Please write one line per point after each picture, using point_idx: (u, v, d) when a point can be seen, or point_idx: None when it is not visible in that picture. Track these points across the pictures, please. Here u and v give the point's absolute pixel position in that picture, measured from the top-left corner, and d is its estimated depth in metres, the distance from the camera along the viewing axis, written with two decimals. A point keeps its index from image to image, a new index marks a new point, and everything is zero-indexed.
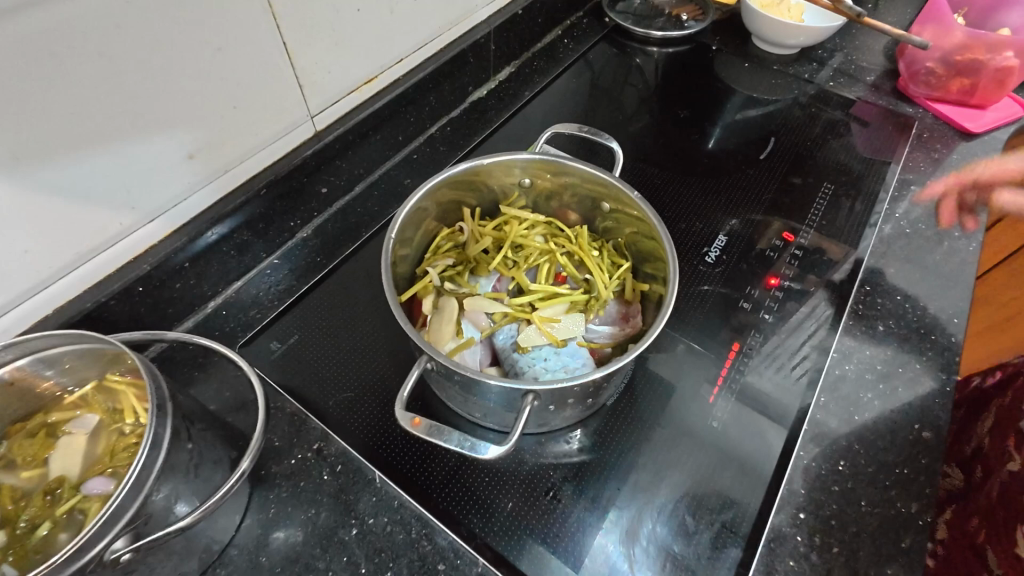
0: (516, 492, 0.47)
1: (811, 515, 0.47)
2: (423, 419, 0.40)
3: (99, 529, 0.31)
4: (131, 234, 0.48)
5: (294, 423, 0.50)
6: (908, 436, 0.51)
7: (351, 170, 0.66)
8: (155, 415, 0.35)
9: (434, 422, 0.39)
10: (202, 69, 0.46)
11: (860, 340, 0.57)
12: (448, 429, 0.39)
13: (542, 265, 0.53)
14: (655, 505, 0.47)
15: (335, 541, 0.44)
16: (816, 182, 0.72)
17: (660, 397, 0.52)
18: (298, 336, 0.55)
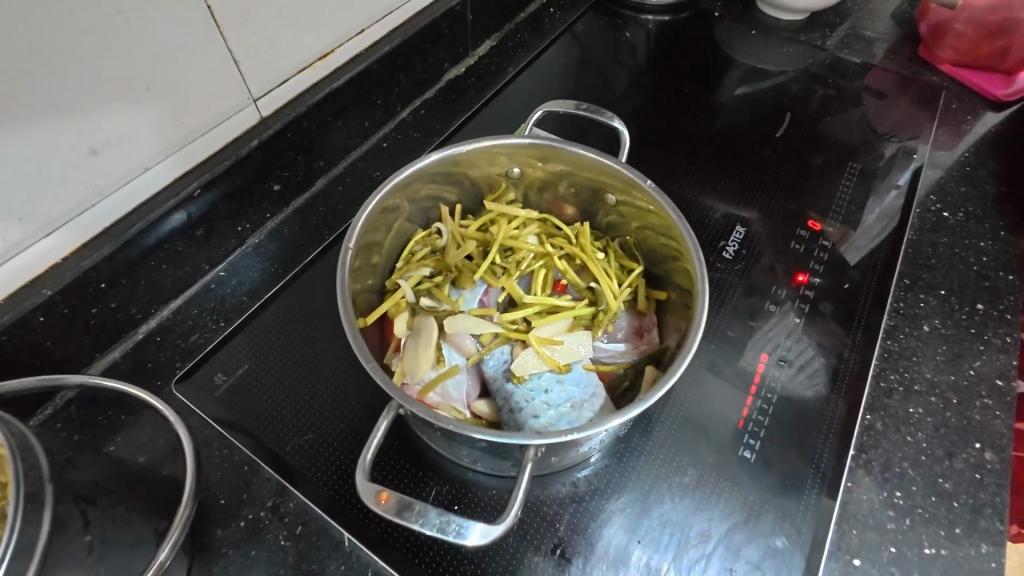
0: (516, 550, 0.39)
1: (867, 561, 0.39)
2: (391, 492, 0.32)
3: None
4: (23, 252, 0.39)
5: (244, 475, 0.41)
6: (968, 458, 0.43)
7: (309, 163, 0.56)
8: None
9: (405, 496, 0.32)
10: (94, 41, 0.36)
11: (905, 344, 0.49)
12: (421, 507, 0.32)
13: (537, 271, 0.45)
14: (682, 560, 0.39)
15: None
16: (839, 161, 0.64)
17: (680, 423, 0.44)
18: (248, 365, 0.46)
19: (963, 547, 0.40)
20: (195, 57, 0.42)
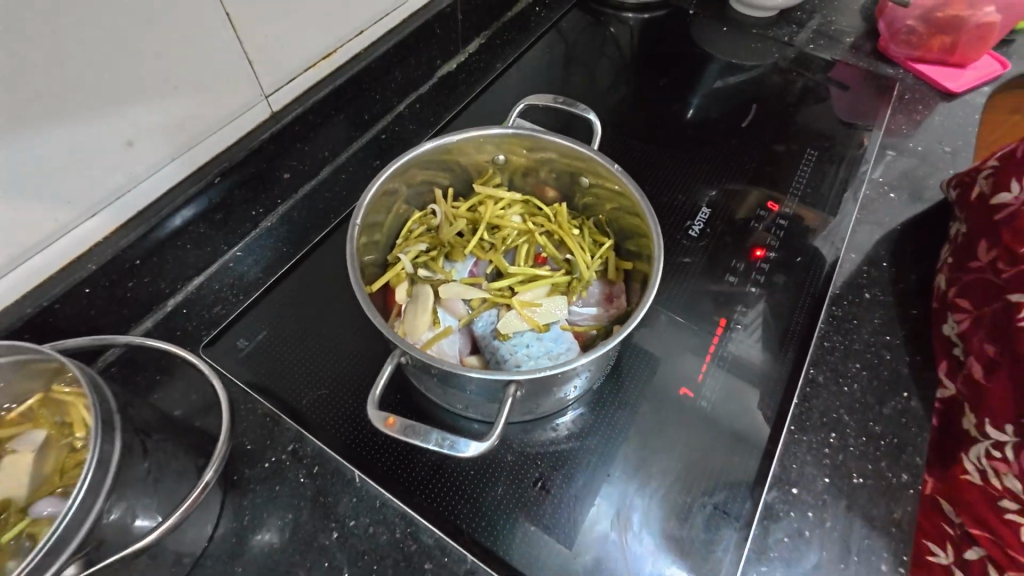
0: (504, 484, 0.45)
1: (803, 490, 0.46)
2: (397, 419, 0.38)
3: (44, 558, 0.29)
4: (71, 232, 0.44)
5: (267, 424, 0.47)
6: (896, 405, 0.50)
7: (315, 153, 0.61)
8: (102, 431, 0.33)
9: (409, 421, 0.38)
10: (133, 45, 0.42)
11: (848, 309, 0.55)
12: (424, 428, 0.38)
13: (521, 246, 0.51)
14: (645, 491, 0.45)
15: (315, 546, 0.42)
16: (799, 149, 0.71)
17: (646, 378, 0.51)
18: (266, 332, 0.52)
19: (887, 478, 0.46)
20: (215, 57, 0.47)
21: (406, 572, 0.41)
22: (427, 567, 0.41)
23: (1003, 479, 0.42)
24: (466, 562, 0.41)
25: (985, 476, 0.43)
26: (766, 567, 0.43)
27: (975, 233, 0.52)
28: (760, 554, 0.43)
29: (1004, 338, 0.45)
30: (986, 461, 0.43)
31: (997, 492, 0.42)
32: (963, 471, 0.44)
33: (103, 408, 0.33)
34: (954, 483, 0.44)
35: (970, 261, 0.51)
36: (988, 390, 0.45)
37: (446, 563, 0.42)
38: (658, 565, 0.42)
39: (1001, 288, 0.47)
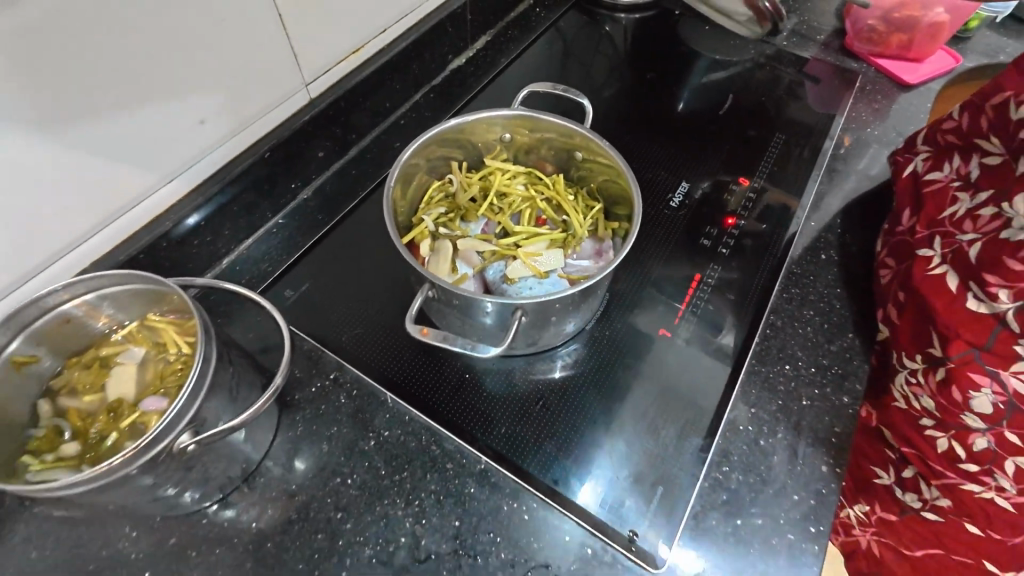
0: (511, 404, 0.55)
1: (761, 409, 0.55)
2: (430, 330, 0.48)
3: (168, 424, 0.38)
4: (153, 195, 0.53)
5: (312, 357, 0.56)
6: (842, 343, 0.59)
7: (345, 135, 0.71)
8: (203, 339, 0.42)
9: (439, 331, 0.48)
10: (210, 40, 0.51)
11: (805, 267, 0.65)
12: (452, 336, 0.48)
13: (525, 210, 0.60)
14: (629, 410, 0.55)
15: (357, 450, 0.51)
16: (769, 133, 0.81)
17: (631, 322, 0.60)
18: (309, 284, 0.61)
19: (830, 400, 0.56)
20: (268, 51, 0.56)
21: (431, 470, 0.50)
22: (449, 466, 0.50)
23: (919, 400, 0.51)
24: (481, 463, 0.50)
25: (903, 398, 0.52)
26: (728, 469, 0.51)
27: (903, 205, 0.61)
28: (724, 458, 0.52)
29: (908, 286, 0.55)
30: (902, 386, 0.53)
31: (917, 413, 0.51)
32: (890, 399, 0.53)
33: (204, 322, 0.43)
34: (884, 410, 0.54)
35: (897, 227, 0.60)
36: (901, 327, 0.54)
37: (465, 464, 0.50)
38: (640, 464, 0.51)
39: (910, 246, 0.57)
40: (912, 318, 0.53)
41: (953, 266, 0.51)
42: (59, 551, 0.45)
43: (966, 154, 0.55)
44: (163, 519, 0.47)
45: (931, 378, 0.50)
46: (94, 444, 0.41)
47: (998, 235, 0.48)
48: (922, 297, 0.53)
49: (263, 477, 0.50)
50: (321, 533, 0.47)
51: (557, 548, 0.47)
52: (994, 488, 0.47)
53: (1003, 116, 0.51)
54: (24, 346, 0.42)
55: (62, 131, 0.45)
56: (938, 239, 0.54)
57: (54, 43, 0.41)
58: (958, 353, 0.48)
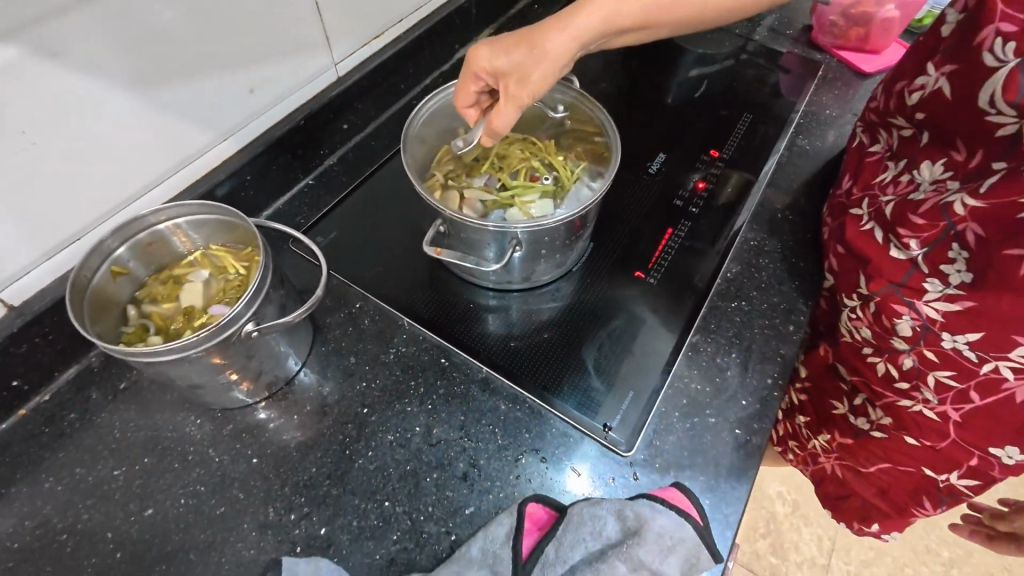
0: (512, 329, 0.65)
1: (719, 335, 0.65)
2: (442, 252, 0.61)
3: (242, 309, 0.48)
4: (210, 150, 0.63)
5: (341, 290, 0.66)
6: (791, 285, 0.69)
7: (366, 111, 0.81)
8: (265, 252, 0.52)
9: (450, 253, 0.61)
10: (259, 18, 0.61)
11: (764, 224, 0.75)
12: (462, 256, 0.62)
13: (523, 170, 0.69)
14: (608, 334, 0.65)
15: (379, 362, 0.61)
16: (739, 113, 0.91)
17: (613, 264, 0.71)
18: (336, 233, 0.72)
19: (778, 329, 0.66)
20: (305, 32, 0.67)
21: (441, 375, 0.60)
22: (457, 374, 0.60)
23: (858, 332, 0.66)
24: (482, 372, 0.61)
25: (850, 333, 0.67)
26: (689, 380, 0.61)
27: (844, 170, 0.70)
28: (687, 372, 0.62)
29: (842, 240, 0.65)
30: (847, 322, 0.67)
31: (858, 344, 0.67)
32: (841, 335, 0.69)
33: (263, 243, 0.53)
34: (841, 349, 0.70)
35: (838, 190, 0.70)
36: (839, 274, 0.65)
37: (469, 372, 0.61)
38: (616, 376, 0.61)
39: (847, 207, 0.66)
40: (850, 268, 0.64)
41: (878, 222, 0.61)
42: (139, 433, 0.55)
43: (887, 128, 0.63)
44: (222, 410, 0.57)
45: (865, 314, 0.64)
46: (173, 338, 0.52)
47: (908, 198, 0.58)
48: (857, 250, 0.63)
49: (302, 382, 0.60)
50: (350, 423, 0.57)
51: (546, 437, 0.57)
52: (921, 400, 0.64)
53: (901, 99, 0.59)
54: (122, 257, 0.52)
55: (147, 90, 0.54)
56: (868, 200, 0.63)
57: (145, 15, 0.51)
58: (880, 289, 0.61)
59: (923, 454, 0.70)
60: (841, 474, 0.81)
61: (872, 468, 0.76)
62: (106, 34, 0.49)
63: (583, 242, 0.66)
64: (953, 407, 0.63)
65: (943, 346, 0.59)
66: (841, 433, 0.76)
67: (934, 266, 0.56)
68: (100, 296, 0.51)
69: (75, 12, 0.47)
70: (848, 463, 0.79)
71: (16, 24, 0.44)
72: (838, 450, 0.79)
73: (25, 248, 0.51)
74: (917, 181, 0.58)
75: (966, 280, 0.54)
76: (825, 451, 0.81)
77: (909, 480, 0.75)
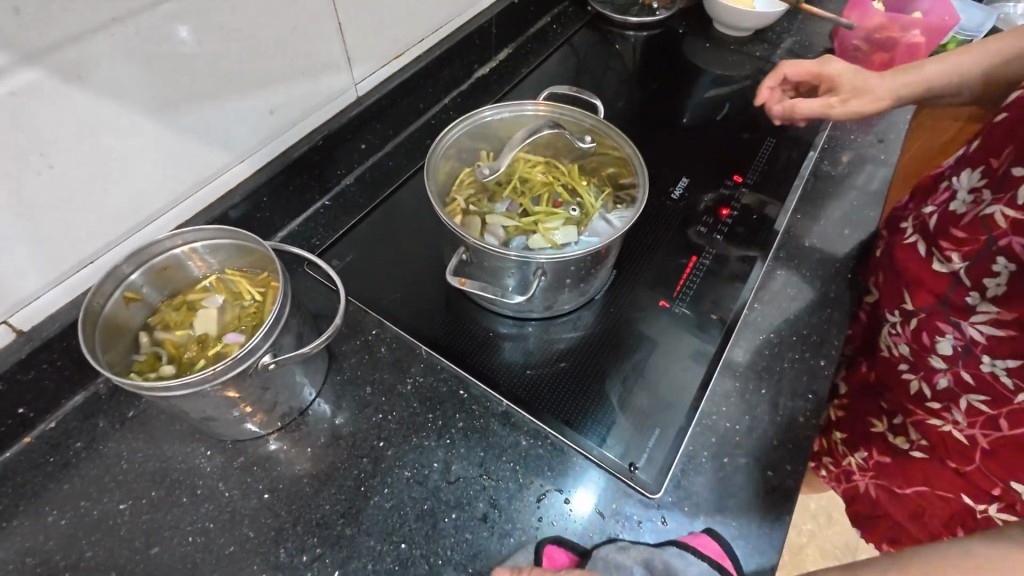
0: (532, 359, 0.63)
1: (748, 370, 0.62)
2: (466, 282, 0.59)
3: (262, 340, 0.46)
4: (227, 171, 0.62)
5: (357, 315, 0.64)
6: (821, 316, 0.67)
7: (384, 130, 0.80)
8: (283, 280, 0.50)
9: (474, 283, 0.59)
10: (282, 38, 0.60)
11: (790, 253, 0.73)
12: (485, 286, 0.59)
13: (544, 194, 0.67)
14: (632, 367, 0.62)
15: (395, 393, 0.59)
16: (762, 137, 0.90)
17: (637, 292, 0.69)
18: (352, 256, 0.70)
19: (809, 364, 0.63)
20: (326, 53, 0.66)
21: (461, 409, 0.58)
22: (476, 407, 0.58)
23: (898, 347, 0.66)
24: (502, 405, 0.58)
25: (888, 348, 0.68)
26: (717, 417, 0.59)
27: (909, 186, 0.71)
28: (714, 407, 0.59)
29: (891, 253, 0.68)
30: (887, 337, 0.68)
31: (896, 359, 0.67)
32: (881, 351, 0.70)
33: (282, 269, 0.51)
34: (880, 364, 0.70)
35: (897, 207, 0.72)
36: (884, 287, 0.68)
37: (488, 405, 0.58)
38: (640, 410, 0.59)
39: (898, 221, 0.69)
40: (897, 278, 0.66)
41: (922, 235, 0.64)
42: (146, 464, 0.53)
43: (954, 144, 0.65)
44: (233, 441, 0.55)
45: (906, 328, 0.65)
46: (186, 368, 0.50)
47: (948, 210, 0.60)
48: (903, 262, 0.65)
49: (315, 413, 0.57)
50: (366, 458, 0.54)
51: (568, 476, 0.54)
52: (951, 421, 0.61)
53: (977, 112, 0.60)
54: (135, 282, 0.50)
55: (168, 112, 0.53)
56: (915, 214, 0.66)
57: (169, 38, 0.50)
58: (925, 304, 0.63)
59: (951, 480, 0.62)
60: (872, 497, 0.70)
61: (908, 490, 0.66)
62: (130, 57, 0.48)
63: (606, 270, 0.64)
64: (981, 433, 0.58)
65: (981, 368, 0.58)
66: (876, 448, 0.70)
67: (975, 279, 0.57)
68: (110, 323, 0.49)
69: (101, 36, 0.46)
70: (886, 485, 0.69)
71: (40, 48, 0.43)
72: (876, 470, 0.70)
73: (36, 272, 0.50)
74: (956, 189, 0.60)
75: (1000, 293, 0.55)
76: (861, 470, 0.72)
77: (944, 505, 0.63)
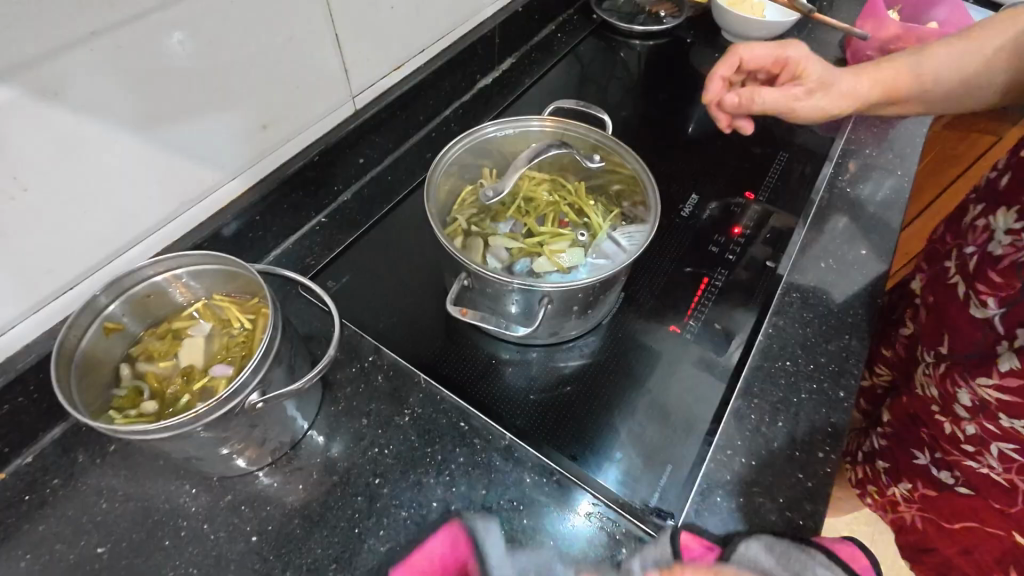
0: (537, 389, 0.60)
1: (764, 402, 0.59)
2: (468, 312, 0.57)
3: (249, 376, 0.43)
4: (218, 189, 0.59)
5: (353, 341, 0.61)
6: (839, 343, 0.64)
7: (383, 143, 0.77)
8: (273, 309, 0.47)
9: (477, 315, 0.57)
10: (274, 50, 0.57)
11: (806, 275, 0.70)
12: (487, 317, 0.57)
13: (549, 214, 0.65)
14: (641, 397, 0.59)
15: (392, 426, 0.56)
16: (774, 151, 0.87)
17: (646, 316, 0.66)
18: (349, 277, 0.67)
19: (828, 394, 0.60)
20: (322, 65, 0.63)
21: (461, 443, 0.55)
22: (477, 441, 0.55)
23: (929, 388, 0.63)
24: (505, 439, 0.55)
25: (921, 387, 0.64)
26: (732, 452, 0.56)
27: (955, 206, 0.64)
28: (728, 441, 0.56)
29: (929, 288, 0.63)
30: (921, 376, 0.64)
31: (926, 398, 0.64)
32: (915, 389, 0.66)
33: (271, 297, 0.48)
34: (912, 399, 0.67)
35: (941, 229, 0.66)
36: (923, 323, 0.64)
37: (490, 439, 0.55)
38: (650, 445, 0.56)
39: (938, 250, 0.64)
40: (930, 316, 0.62)
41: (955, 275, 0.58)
42: (128, 504, 0.50)
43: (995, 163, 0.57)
44: (220, 479, 0.51)
45: (934, 369, 0.61)
46: (169, 404, 0.47)
47: (982, 252, 0.54)
48: (936, 302, 0.60)
49: (308, 447, 0.54)
50: (361, 496, 0.51)
51: (574, 518, 0.51)
52: (987, 465, 0.59)
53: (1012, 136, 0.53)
54: (116, 312, 0.47)
55: (153, 129, 0.50)
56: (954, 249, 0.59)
57: (153, 52, 0.47)
58: (949, 351, 0.59)
59: (1003, 521, 0.63)
60: (923, 530, 0.74)
61: (957, 525, 0.68)
62: (112, 73, 0.46)
63: (614, 295, 0.61)
64: (1021, 480, 0.56)
65: (1001, 423, 0.54)
66: (920, 482, 0.70)
67: (995, 329, 0.52)
68: (89, 357, 0.46)
69: (80, 51, 0.43)
70: (932, 517, 0.71)
71: (13, 65, 0.40)
72: (922, 502, 0.72)
73: (11, 301, 0.47)
74: (993, 228, 0.54)
75: (1013, 349, 0.50)
76: (906, 501, 0.74)
77: (996, 545, 0.64)
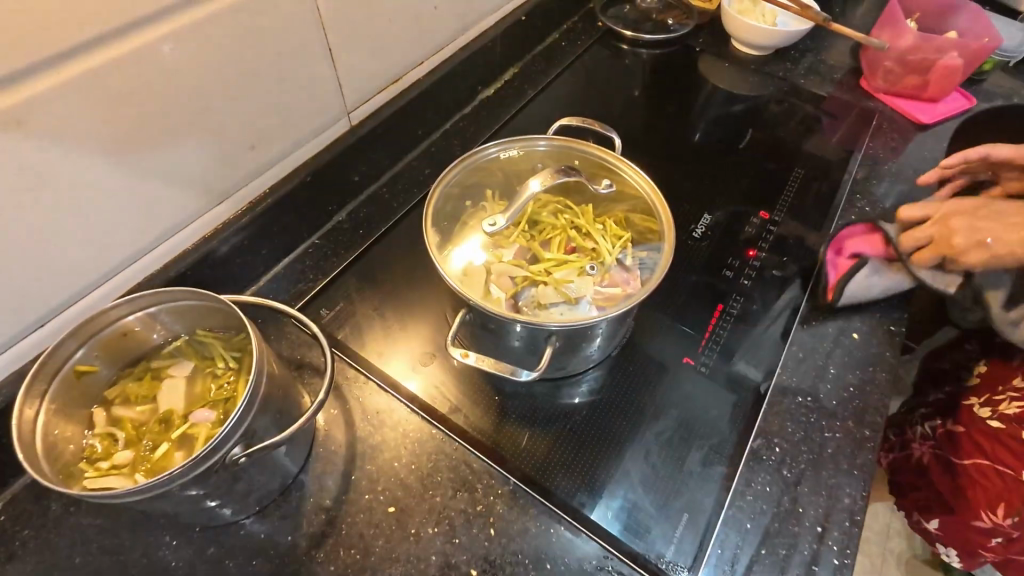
0: (542, 427, 0.56)
1: (784, 442, 0.56)
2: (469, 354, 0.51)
3: (226, 434, 0.40)
4: (203, 215, 0.56)
5: (346, 375, 0.58)
6: (863, 376, 0.61)
7: (379, 160, 0.74)
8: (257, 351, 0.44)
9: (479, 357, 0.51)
10: (264, 67, 0.54)
11: (826, 300, 0.67)
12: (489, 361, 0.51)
13: (554, 238, 0.61)
14: (654, 435, 0.56)
15: (388, 468, 0.52)
16: (788, 167, 0.84)
17: (657, 346, 0.62)
18: (343, 304, 0.63)
19: (854, 433, 0.57)
20: (314, 80, 0.60)
21: (462, 489, 0.51)
22: (480, 486, 0.52)
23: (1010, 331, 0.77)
24: (509, 484, 0.52)
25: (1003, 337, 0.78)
26: (752, 497, 0.52)
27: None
28: (747, 485, 0.53)
29: None
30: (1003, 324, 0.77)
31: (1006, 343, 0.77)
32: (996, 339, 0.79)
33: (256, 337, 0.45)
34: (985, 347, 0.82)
35: None
36: None
37: (494, 484, 0.52)
38: (663, 491, 0.53)
39: None
40: None
41: None
42: (103, 557, 0.47)
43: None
44: (201, 529, 0.48)
45: None
46: (146, 455, 0.43)
47: None
48: None
49: (298, 492, 0.51)
50: (354, 548, 0.48)
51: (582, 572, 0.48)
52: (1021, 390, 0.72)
53: None
54: (87, 355, 0.44)
55: (130, 155, 0.47)
56: None
57: (130, 73, 0.44)
58: None
59: (1014, 457, 0.72)
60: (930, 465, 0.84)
61: (966, 460, 0.78)
62: (84, 97, 0.42)
63: (625, 327, 0.57)
64: None
65: None
66: (954, 420, 0.81)
67: None
68: (59, 404, 0.43)
69: (46, 74, 0.40)
70: (943, 453, 0.82)
71: None
72: (941, 438, 0.83)
73: None
74: None
75: None
76: (924, 439, 0.86)
77: (1000, 488, 0.74)
